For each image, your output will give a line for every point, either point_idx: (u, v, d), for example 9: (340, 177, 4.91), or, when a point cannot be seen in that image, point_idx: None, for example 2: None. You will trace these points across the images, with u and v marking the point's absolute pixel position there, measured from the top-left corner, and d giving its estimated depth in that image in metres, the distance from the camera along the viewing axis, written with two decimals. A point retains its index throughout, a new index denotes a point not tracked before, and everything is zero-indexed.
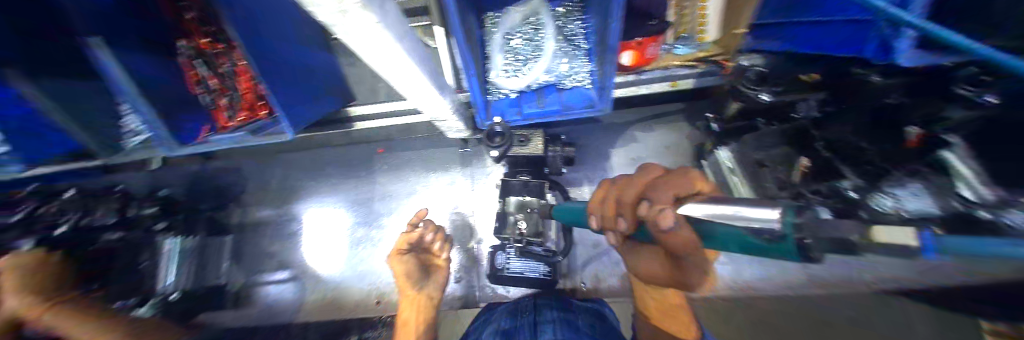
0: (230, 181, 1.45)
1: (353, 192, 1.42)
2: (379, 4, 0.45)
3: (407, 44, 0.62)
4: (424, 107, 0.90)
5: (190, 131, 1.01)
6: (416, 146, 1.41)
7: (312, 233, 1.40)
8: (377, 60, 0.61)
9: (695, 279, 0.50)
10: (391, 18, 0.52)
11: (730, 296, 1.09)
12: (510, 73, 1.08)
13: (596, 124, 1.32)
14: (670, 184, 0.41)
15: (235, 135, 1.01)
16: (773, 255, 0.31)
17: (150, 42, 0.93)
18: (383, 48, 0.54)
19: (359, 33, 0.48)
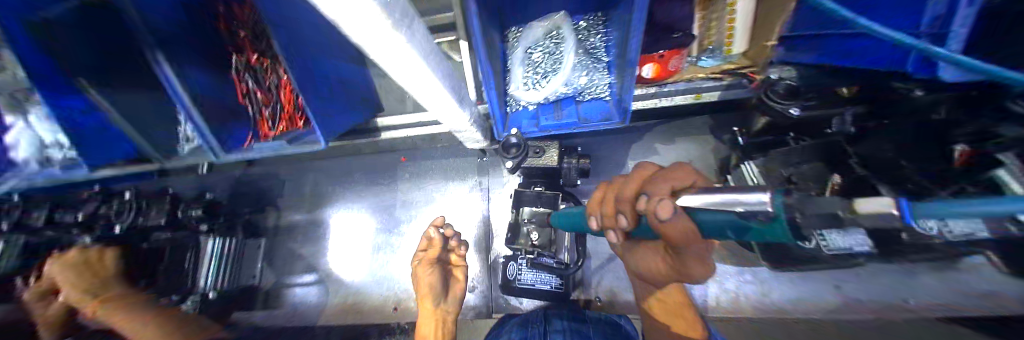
0: (266, 186, 1.58)
1: (376, 199, 1.50)
2: (407, 28, 0.56)
3: (430, 62, 0.71)
4: (445, 119, 0.97)
5: (235, 140, 1.19)
6: (436, 155, 1.47)
7: (338, 237, 1.49)
8: (401, 74, 0.68)
9: (698, 272, 0.61)
10: (418, 36, 0.62)
11: (754, 322, 1.05)
12: (529, 86, 1.13)
13: (613, 138, 1.33)
14: (669, 180, 0.51)
15: (278, 143, 1.12)
16: (767, 236, 0.38)
17: (208, 60, 1.11)
18: (408, 67, 0.65)
19: (387, 51, 0.57)
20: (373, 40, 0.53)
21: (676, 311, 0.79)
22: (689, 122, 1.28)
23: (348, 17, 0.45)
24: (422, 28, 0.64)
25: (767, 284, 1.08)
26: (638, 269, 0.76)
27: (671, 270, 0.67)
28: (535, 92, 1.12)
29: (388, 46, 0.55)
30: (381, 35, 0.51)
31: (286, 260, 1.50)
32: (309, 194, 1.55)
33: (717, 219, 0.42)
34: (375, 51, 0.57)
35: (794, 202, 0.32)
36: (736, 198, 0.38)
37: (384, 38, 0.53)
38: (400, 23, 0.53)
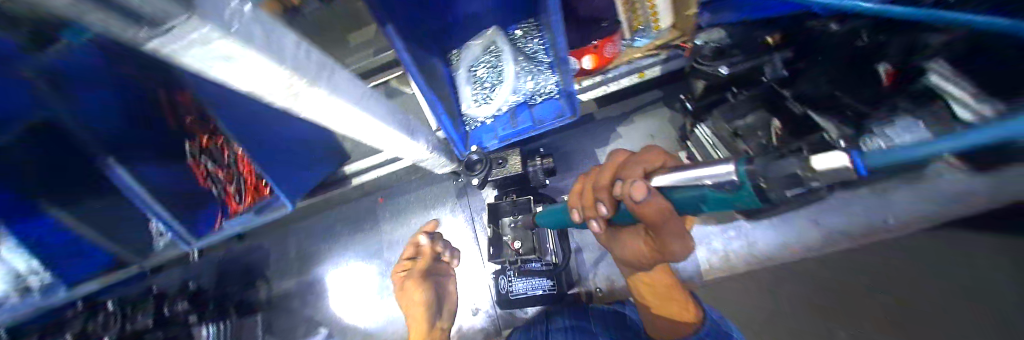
0: (253, 259, 1.57)
1: (366, 246, 1.50)
2: (326, 80, 0.57)
3: (367, 104, 0.72)
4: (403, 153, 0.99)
5: (206, 222, 1.20)
6: (411, 188, 1.49)
7: (335, 291, 1.48)
8: (340, 123, 0.70)
9: (681, 251, 0.56)
10: (344, 84, 0.63)
11: (744, 276, 1.12)
12: (480, 102, 1.16)
13: (575, 131, 1.36)
14: (644, 162, 0.53)
15: (246, 217, 1.12)
16: (734, 203, 0.41)
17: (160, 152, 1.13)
18: (343, 114, 0.66)
19: (311, 105, 0.59)
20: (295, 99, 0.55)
21: (665, 293, 0.79)
22: (643, 98, 1.32)
23: (260, 81, 0.47)
24: (352, 76, 0.67)
25: (751, 237, 1.14)
26: (618, 254, 0.70)
27: (652, 250, 0.62)
28: (487, 106, 1.15)
29: (313, 100, 0.57)
30: (300, 91, 0.53)
31: (285, 327, 1.47)
32: (296, 257, 1.54)
33: (688, 196, 0.46)
34: (302, 107, 0.59)
35: (756, 169, 0.35)
36: (701, 174, 0.42)
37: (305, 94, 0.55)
38: (320, 78, 0.56)
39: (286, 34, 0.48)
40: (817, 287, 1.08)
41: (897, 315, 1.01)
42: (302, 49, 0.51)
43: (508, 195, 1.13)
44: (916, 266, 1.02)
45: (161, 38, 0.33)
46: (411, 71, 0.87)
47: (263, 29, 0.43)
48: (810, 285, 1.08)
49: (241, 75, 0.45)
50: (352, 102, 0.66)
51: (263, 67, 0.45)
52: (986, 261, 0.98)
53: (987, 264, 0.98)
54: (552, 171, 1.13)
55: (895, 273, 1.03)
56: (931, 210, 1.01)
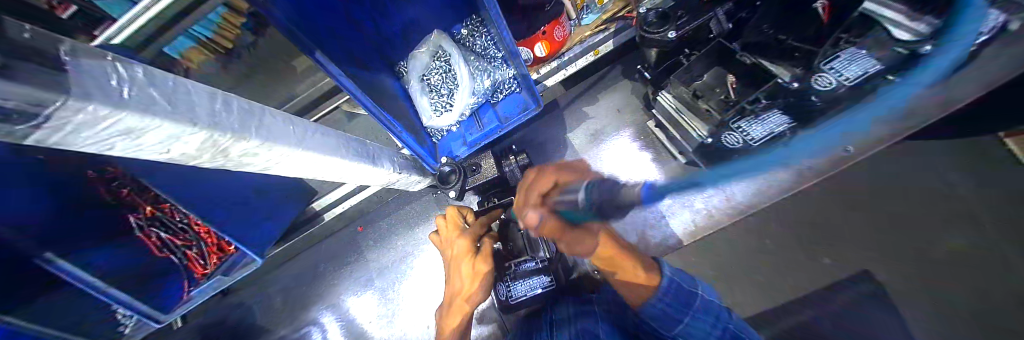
0: (242, 316, 1.54)
1: (358, 278, 1.49)
2: (258, 127, 0.48)
3: (317, 142, 0.62)
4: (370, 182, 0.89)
5: (168, 298, 1.08)
6: (391, 210, 1.48)
7: (338, 328, 1.47)
8: (291, 170, 0.60)
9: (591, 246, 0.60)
10: (283, 126, 0.54)
11: (723, 227, 1.17)
12: (439, 111, 1.07)
13: (544, 121, 1.36)
14: (537, 187, 0.64)
15: (216, 281, 1.11)
16: None
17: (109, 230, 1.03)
18: (297, 160, 0.58)
19: (250, 158, 0.49)
20: (231, 156, 0.47)
21: (623, 272, 0.78)
22: (602, 76, 1.33)
23: (175, 146, 0.39)
24: (296, 117, 0.59)
25: (728, 190, 1.17)
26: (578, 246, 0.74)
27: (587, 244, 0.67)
28: (447, 115, 1.05)
29: (254, 154, 0.49)
30: (233, 149, 0.45)
31: None
32: (283, 305, 1.52)
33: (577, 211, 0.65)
34: (243, 164, 0.50)
35: None
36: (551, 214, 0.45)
37: (240, 150, 0.46)
38: (255, 126, 0.47)
39: (191, 87, 0.40)
40: (791, 225, 1.14)
41: (867, 237, 1.08)
42: (220, 102, 0.43)
43: (492, 199, 1.07)
44: (877, 190, 1.09)
45: (33, 127, 0.27)
46: (358, 95, 0.80)
47: (155, 89, 0.35)
48: (785, 225, 1.14)
49: (146, 144, 0.36)
50: (304, 145, 0.57)
51: (170, 131, 0.37)
52: (936, 174, 1.05)
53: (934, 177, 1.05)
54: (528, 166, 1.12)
55: (861, 201, 1.10)
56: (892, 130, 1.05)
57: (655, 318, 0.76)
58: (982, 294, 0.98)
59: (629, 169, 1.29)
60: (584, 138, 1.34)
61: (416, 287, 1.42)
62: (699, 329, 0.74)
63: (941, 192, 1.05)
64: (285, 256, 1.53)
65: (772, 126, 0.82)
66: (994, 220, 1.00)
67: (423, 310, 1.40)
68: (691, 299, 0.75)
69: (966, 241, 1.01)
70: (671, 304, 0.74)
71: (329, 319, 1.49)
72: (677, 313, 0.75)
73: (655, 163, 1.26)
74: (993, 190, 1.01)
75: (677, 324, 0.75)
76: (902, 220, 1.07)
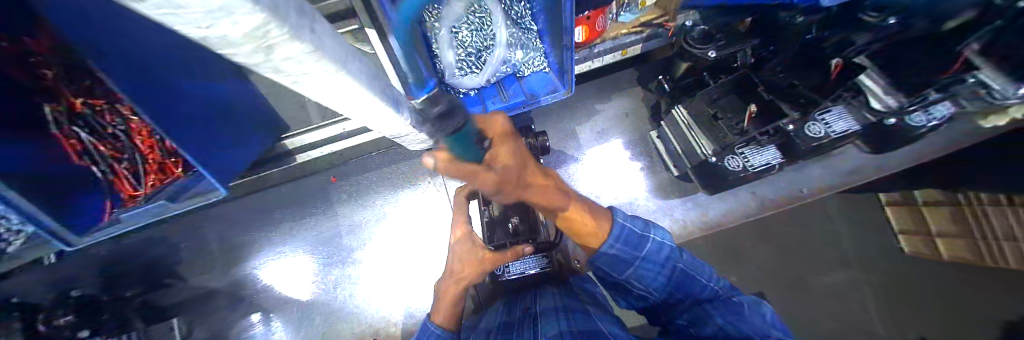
0: (163, 253, 1.34)
1: (317, 230, 1.36)
2: (309, 30, 0.38)
3: (354, 68, 0.52)
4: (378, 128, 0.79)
5: (88, 215, 0.87)
6: (375, 164, 1.37)
7: (281, 274, 1.34)
8: (322, 95, 0.51)
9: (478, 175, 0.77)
10: (329, 41, 0.45)
11: (696, 233, 1.29)
12: (465, 71, 1.01)
13: (555, 111, 1.40)
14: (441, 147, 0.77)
15: (154, 207, 0.91)
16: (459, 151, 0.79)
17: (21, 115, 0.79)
18: (334, 86, 0.49)
19: (295, 67, 0.41)
20: (269, 54, 0.36)
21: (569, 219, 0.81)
22: (618, 78, 1.40)
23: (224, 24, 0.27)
24: (335, 33, 0.48)
25: (704, 205, 1.31)
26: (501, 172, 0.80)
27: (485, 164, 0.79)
28: (473, 77, 1.01)
29: (297, 62, 0.39)
30: (278, 49, 0.35)
31: (220, 326, 1.31)
32: (221, 249, 1.35)
33: (470, 154, 0.80)
34: (278, 70, 0.40)
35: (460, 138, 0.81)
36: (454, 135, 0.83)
37: (284, 52, 0.37)
38: (304, 26, 0.37)
39: None
40: (737, 238, 1.30)
41: (785, 255, 1.29)
42: None
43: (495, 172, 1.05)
44: (810, 226, 1.31)
45: None
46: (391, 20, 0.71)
47: None
48: (733, 237, 1.30)
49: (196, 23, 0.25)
50: (346, 69, 0.48)
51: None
52: (844, 216, 1.31)
53: (844, 221, 1.31)
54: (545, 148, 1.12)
55: (799, 235, 1.30)
56: (837, 181, 1.28)
57: (608, 263, 0.74)
58: (849, 313, 1.25)
59: (619, 171, 1.35)
60: (590, 133, 1.38)
61: (386, 253, 1.34)
62: (648, 270, 0.72)
63: (844, 231, 1.30)
64: (238, 194, 1.35)
65: (769, 158, 0.95)
66: (872, 261, 1.28)
67: (388, 277, 1.33)
68: (642, 240, 0.72)
69: (850, 272, 1.28)
70: (623, 249, 0.71)
71: (269, 271, 1.34)
72: (628, 257, 0.72)
73: (644, 171, 1.35)
74: (877, 243, 1.30)
75: (628, 267, 0.72)
76: (811, 246, 1.30)
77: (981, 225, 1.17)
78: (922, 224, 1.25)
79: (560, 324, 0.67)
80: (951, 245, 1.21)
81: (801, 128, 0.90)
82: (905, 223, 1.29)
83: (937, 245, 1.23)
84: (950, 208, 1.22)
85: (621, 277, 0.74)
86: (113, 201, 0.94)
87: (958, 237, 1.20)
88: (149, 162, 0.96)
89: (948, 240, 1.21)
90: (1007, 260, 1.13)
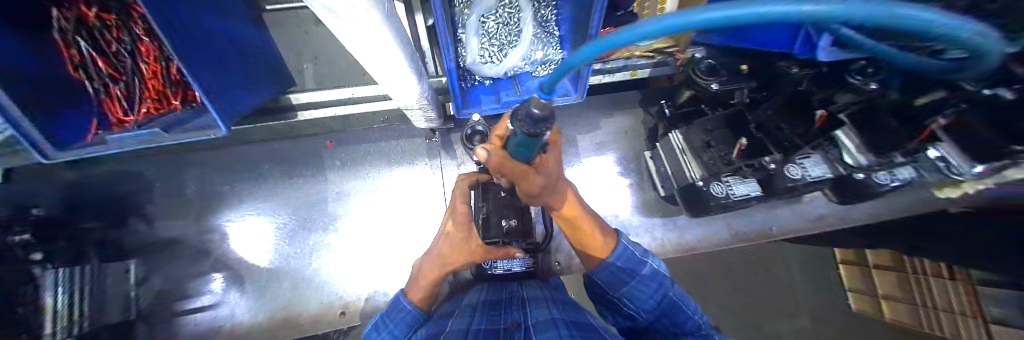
0: (134, 190, 1.28)
1: (296, 196, 1.33)
2: None
3: (393, 27, 0.53)
4: (396, 94, 0.81)
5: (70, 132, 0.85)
6: (376, 138, 1.37)
7: (247, 238, 1.29)
8: (357, 44, 0.51)
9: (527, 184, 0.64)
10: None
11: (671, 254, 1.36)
12: (485, 59, 1.04)
13: (560, 117, 1.45)
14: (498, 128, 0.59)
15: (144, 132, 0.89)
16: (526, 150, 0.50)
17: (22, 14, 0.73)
18: (370, 37, 0.48)
19: (350, 14, 0.40)
20: (338, 6, 0.38)
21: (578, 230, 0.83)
22: (623, 97, 1.47)
23: None
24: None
25: (684, 230, 1.38)
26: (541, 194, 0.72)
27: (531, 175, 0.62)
28: (493, 67, 1.05)
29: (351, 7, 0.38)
30: None
31: (182, 275, 1.25)
32: (197, 196, 1.30)
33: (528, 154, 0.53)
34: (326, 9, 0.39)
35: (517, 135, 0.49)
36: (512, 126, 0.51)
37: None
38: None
39: None
40: (727, 272, 1.52)
41: (764, 295, 1.51)
42: None
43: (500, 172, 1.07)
44: (784, 270, 1.55)
45: None
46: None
47: None
48: (722, 268, 1.51)
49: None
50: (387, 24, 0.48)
51: None
52: (812, 268, 1.57)
53: (813, 271, 1.57)
54: None
55: (774, 277, 1.54)
56: (804, 227, 1.38)
57: (609, 278, 0.80)
58: None
59: (611, 185, 1.41)
60: (590, 144, 1.44)
61: (368, 234, 1.33)
62: (643, 291, 0.77)
63: (813, 281, 1.56)
64: (225, 142, 1.31)
65: (749, 190, 1.03)
66: (829, 313, 1.53)
67: (365, 257, 1.31)
68: (640, 263, 0.80)
69: (808, 320, 1.51)
70: (623, 267, 0.79)
71: (236, 232, 1.29)
72: (625, 276, 0.79)
73: (633, 188, 1.41)
74: (835, 295, 1.55)
75: (625, 285, 0.78)
76: (786, 289, 1.53)
77: (923, 292, 1.41)
78: (872, 288, 1.51)
79: (550, 312, 0.68)
80: (895, 307, 1.48)
81: (781, 169, 1.02)
82: (859, 283, 1.54)
83: (880, 306, 1.50)
84: (897, 275, 1.48)
85: (618, 293, 0.79)
86: (98, 122, 0.91)
87: (901, 300, 1.46)
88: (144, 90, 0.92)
89: (894, 303, 1.48)
90: (941, 329, 1.37)
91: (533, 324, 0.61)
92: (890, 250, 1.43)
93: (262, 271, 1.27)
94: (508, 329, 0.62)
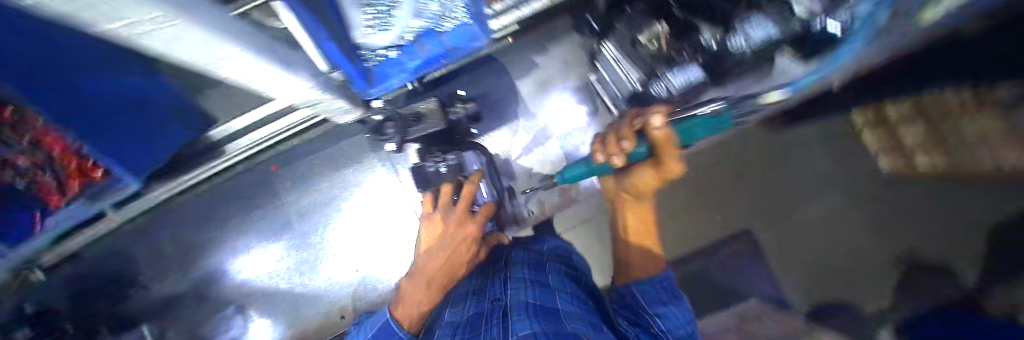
0: (118, 265, 1.36)
1: (269, 226, 1.37)
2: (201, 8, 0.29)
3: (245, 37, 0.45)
4: (291, 96, 0.76)
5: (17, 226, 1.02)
6: (319, 147, 1.33)
7: (243, 275, 1.38)
8: (214, 62, 0.44)
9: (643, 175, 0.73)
10: (219, 15, 0.36)
11: None
12: (375, 27, 0.94)
13: (493, 66, 1.36)
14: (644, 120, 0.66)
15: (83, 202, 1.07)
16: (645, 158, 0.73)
17: None
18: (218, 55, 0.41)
19: (192, 45, 0.33)
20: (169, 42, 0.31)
21: (641, 235, 0.80)
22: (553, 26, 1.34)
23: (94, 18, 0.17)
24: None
25: None
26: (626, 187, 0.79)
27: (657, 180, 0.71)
28: (385, 34, 0.95)
29: (177, 37, 0.29)
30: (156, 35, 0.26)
31: (194, 325, 1.39)
32: (173, 254, 1.37)
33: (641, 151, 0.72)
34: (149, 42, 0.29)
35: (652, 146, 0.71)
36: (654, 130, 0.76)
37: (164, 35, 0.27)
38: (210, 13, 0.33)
39: None
40: (710, 179, 1.44)
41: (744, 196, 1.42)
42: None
43: (433, 153, 1.06)
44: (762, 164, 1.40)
45: None
46: None
47: None
48: (708, 173, 1.43)
49: (118, 27, 0.22)
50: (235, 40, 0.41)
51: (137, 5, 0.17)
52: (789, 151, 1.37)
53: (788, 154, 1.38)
54: (476, 117, 1.10)
55: (761, 175, 1.41)
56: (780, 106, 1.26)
57: (645, 293, 0.70)
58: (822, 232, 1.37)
59: (563, 125, 1.37)
60: (528, 88, 1.37)
61: (344, 244, 1.36)
62: (677, 315, 0.66)
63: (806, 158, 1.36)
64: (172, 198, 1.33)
65: (687, 77, 0.92)
66: (862, 186, 1.32)
67: (348, 264, 1.36)
68: (679, 295, 0.69)
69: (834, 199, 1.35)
70: (665, 289, 0.69)
71: (232, 271, 1.38)
72: (667, 296, 0.68)
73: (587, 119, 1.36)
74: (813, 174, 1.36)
75: (660, 305, 0.67)
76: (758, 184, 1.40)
77: (951, 132, 1.05)
78: (899, 139, 1.18)
79: (531, 325, 0.65)
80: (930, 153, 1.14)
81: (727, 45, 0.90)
82: (874, 139, 1.25)
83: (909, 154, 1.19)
84: (920, 116, 1.08)
85: (650, 311, 0.67)
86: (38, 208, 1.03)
87: (937, 147, 1.11)
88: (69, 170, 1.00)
89: (930, 153, 1.14)
90: (975, 152, 1.06)
91: (512, 308, 0.75)
92: (904, 104, 1.10)
93: (263, 301, 1.37)
94: (489, 315, 0.78)
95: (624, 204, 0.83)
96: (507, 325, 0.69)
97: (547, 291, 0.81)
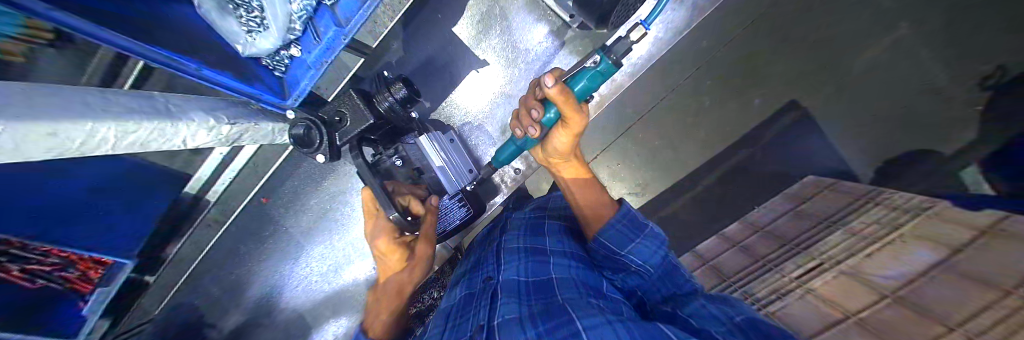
0: (189, 316, 1.64)
1: (287, 247, 1.59)
2: None
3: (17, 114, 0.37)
4: (163, 142, 0.67)
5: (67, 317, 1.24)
6: (296, 172, 1.45)
7: (286, 289, 1.65)
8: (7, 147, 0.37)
9: (559, 141, 0.71)
10: None
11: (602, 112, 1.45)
12: (254, 31, 0.87)
13: (422, 31, 1.27)
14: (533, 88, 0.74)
15: (98, 297, 1.28)
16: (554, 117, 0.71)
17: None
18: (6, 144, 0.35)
19: None
20: None
21: (582, 184, 0.83)
22: None
23: None
24: None
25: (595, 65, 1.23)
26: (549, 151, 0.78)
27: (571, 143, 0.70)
28: (264, 35, 0.87)
29: None
30: None
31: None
32: (226, 295, 1.64)
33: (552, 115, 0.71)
34: None
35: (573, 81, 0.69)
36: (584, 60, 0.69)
37: None
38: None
39: None
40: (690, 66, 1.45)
41: (750, 79, 1.45)
42: None
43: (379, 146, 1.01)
44: (766, 44, 1.41)
45: None
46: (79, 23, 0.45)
47: None
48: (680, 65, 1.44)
49: None
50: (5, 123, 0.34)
51: None
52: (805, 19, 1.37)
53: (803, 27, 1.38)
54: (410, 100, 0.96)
55: (764, 54, 1.42)
56: None
57: (615, 239, 0.70)
58: (846, 87, 1.40)
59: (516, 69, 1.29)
60: (471, 29, 1.27)
61: (352, 249, 1.57)
62: (648, 252, 0.68)
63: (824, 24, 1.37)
64: (199, 250, 1.53)
65: None
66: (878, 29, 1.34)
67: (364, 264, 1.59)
68: (642, 225, 0.72)
69: (864, 57, 1.37)
70: (625, 226, 0.71)
71: (276, 289, 1.65)
72: (629, 234, 0.70)
73: (541, 52, 1.28)
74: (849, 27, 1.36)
75: (630, 243, 0.69)
76: (765, 62, 1.43)
77: None
78: None
79: (519, 303, 0.57)
80: None
81: None
82: None
83: None
84: None
85: (622, 254, 0.69)
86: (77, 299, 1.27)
87: None
88: (71, 277, 1.23)
89: None
90: None
91: (500, 284, 0.65)
92: None
93: (311, 304, 1.67)
94: (481, 293, 0.70)
95: (558, 165, 0.83)
96: (493, 304, 0.60)
97: (541, 260, 0.71)
